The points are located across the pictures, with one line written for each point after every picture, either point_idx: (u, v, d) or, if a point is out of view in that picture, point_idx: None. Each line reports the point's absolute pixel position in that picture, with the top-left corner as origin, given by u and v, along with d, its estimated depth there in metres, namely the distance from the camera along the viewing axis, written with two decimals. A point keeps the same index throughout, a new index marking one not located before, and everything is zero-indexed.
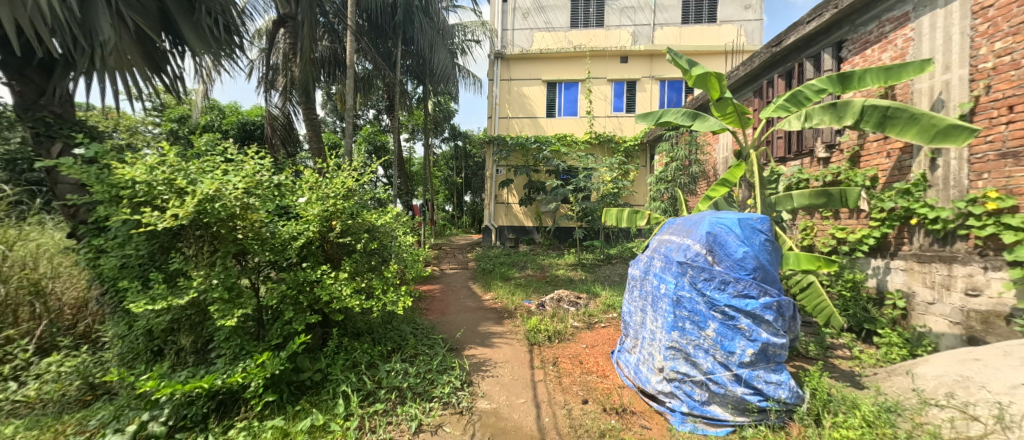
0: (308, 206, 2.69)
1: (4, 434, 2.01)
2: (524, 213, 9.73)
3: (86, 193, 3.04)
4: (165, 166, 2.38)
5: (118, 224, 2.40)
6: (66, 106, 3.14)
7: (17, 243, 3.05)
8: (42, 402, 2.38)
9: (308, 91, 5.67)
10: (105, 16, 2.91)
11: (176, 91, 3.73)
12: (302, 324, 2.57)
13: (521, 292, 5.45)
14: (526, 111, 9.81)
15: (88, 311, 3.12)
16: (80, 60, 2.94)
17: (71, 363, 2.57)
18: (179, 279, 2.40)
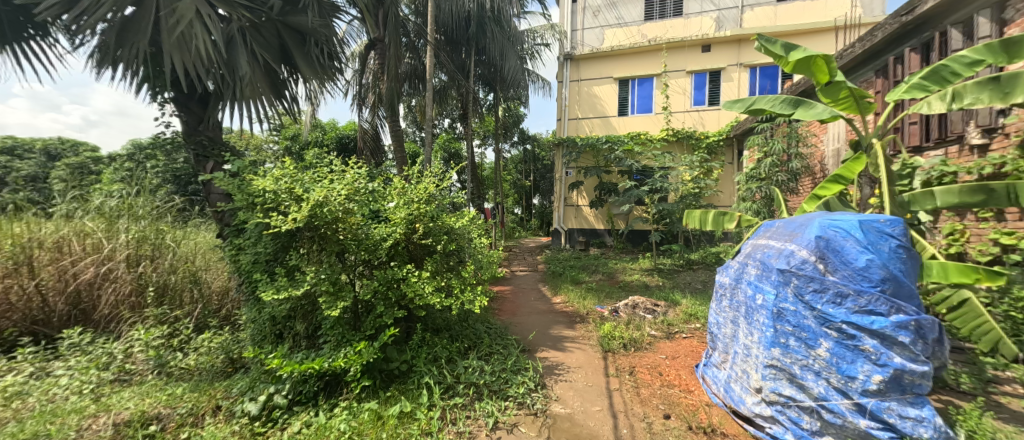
0: (396, 210, 2.92)
1: (177, 394, 2.52)
2: (595, 215, 9.45)
3: (229, 201, 3.70)
4: (286, 177, 2.79)
5: (252, 227, 2.86)
6: (218, 132, 3.86)
7: (182, 242, 3.82)
8: (200, 370, 2.94)
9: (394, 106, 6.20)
10: (244, 55, 3.54)
11: (292, 113, 4.35)
12: (391, 318, 2.81)
13: (592, 297, 5.31)
14: (597, 111, 9.54)
15: (229, 298, 3.81)
16: (226, 92, 3.59)
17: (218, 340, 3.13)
18: (296, 273, 2.79)
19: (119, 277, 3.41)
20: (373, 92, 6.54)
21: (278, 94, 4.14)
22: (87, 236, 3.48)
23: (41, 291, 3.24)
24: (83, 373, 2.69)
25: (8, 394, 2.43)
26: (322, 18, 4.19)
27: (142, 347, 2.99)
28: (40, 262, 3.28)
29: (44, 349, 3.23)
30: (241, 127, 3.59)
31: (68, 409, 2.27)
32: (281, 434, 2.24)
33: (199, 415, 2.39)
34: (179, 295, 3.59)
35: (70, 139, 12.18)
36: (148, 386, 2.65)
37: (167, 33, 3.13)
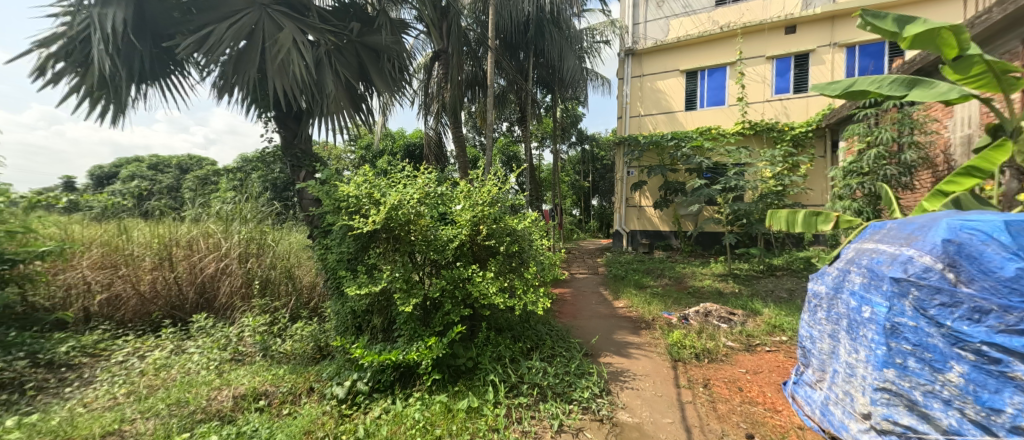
0: (461, 213, 3.03)
1: (279, 375, 2.87)
2: (660, 216, 8.95)
3: (317, 206, 4.13)
4: (366, 183, 3.06)
5: (338, 228, 3.16)
6: (310, 145, 4.34)
7: (281, 241, 4.35)
8: (294, 355, 3.31)
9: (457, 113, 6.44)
10: (330, 74, 3.94)
11: (368, 124, 4.72)
12: (458, 316, 2.92)
13: (658, 302, 5.04)
14: (662, 107, 9.04)
15: (317, 292, 4.25)
16: (315, 108, 4.01)
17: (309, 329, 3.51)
18: (374, 270, 3.03)
19: (232, 272, 4.00)
20: (437, 99, 6.81)
21: (358, 108, 4.55)
22: (210, 236, 4.13)
23: (178, 281, 3.91)
24: (208, 351, 3.18)
25: (157, 365, 2.95)
26: (393, 35, 4.56)
27: (250, 332, 3.46)
28: (178, 257, 3.98)
29: (179, 329, 3.86)
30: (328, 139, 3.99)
31: (199, 382, 2.70)
32: (364, 417, 2.44)
33: (296, 394, 2.69)
34: (276, 288, 4.11)
35: (196, 156, 14.55)
36: (257, 366, 3.06)
37: (271, 60, 3.61)
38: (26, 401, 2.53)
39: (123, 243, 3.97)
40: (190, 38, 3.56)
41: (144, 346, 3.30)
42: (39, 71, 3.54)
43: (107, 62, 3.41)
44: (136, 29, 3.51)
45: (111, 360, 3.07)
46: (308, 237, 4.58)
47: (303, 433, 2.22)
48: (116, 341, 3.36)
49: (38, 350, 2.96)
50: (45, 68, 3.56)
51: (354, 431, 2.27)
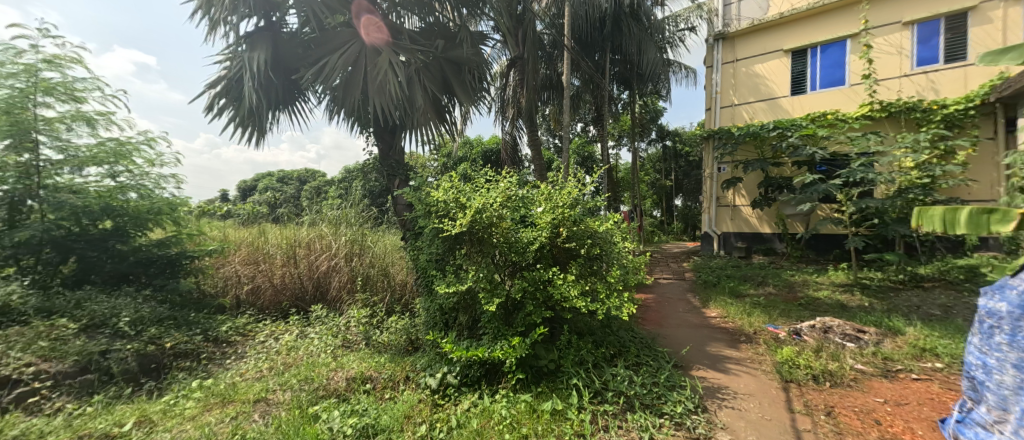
0: (542, 215, 3.05)
1: (380, 363, 3.19)
2: (761, 216, 7.97)
3: (408, 210, 4.50)
4: (453, 189, 3.25)
5: (428, 231, 3.39)
6: (403, 155, 4.76)
7: (379, 243, 4.84)
8: (391, 346, 3.65)
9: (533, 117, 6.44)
10: (419, 90, 4.29)
11: (453, 133, 5.01)
12: (540, 317, 2.93)
13: (760, 313, 4.50)
14: (762, 93, 8.01)
15: (408, 289, 4.63)
16: (406, 121, 4.39)
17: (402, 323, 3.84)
18: (460, 271, 3.19)
19: (340, 269, 4.57)
20: (513, 103, 6.87)
21: (443, 119, 4.87)
22: (323, 238, 4.76)
23: (299, 276, 4.58)
24: (324, 337, 3.66)
25: (287, 347, 3.49)
26: (473, 47, 4.84)
27: (356, 323, 3.91)
28: (300, 255, 4.66)
29: (301, 318, 4.52)
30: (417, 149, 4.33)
31: (320, 363, 3.13)
32: (455, 408, 2.58)
33: (395, 381, 2.96)
34: (375, 284, 4.58)
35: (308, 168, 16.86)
36: (363, 353, 3.44)
37: (371, 82, 4.04)
38: (200, 367, 3.18)
39: (261, 243, 4.78)
40: (310, 70, 4.18)
41: (277, 330, 3.92)
42: (208, 107, 4.45)
43: (254, 96, 4.15)
44: (273, 67, 4.22)
45: (255, 340, 3.69)
46: (401, 239, 5.02)
47: (404, 416, 2.43)
48: (257, 325, 4.04)
49: (207, 329, 3.70)
50: (213, 106, 4.46)
51: (446, 420, 2.41)
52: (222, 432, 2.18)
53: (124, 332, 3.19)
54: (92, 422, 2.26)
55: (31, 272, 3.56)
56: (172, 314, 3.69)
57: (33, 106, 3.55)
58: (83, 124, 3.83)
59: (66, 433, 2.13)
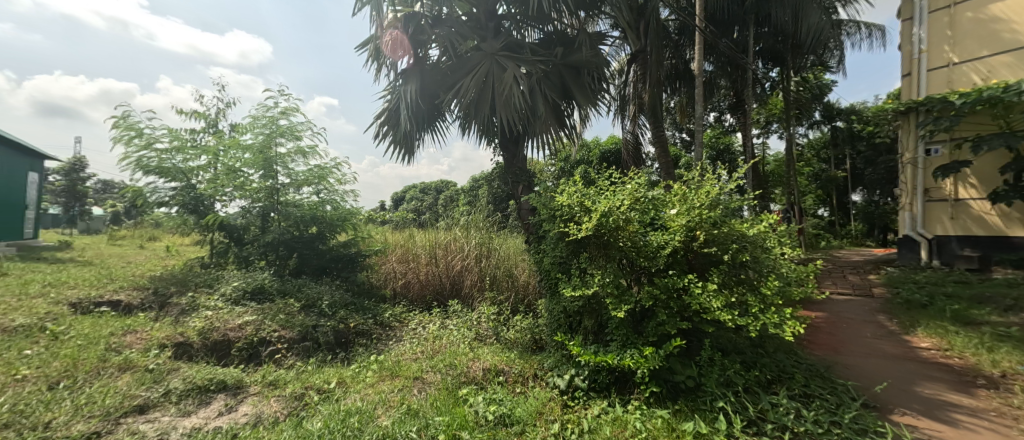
0: (675, 217, 2.82)
1: (510, 358, 3.42)
2: (1002, 216, 5.85)
3: (532, 215, 4.65)
4: (578, 193, 3.27)
5: (552, 235, 3.48)
6: (526, 163, 4.98)
7: (509, 247, 5.19)
8: (518, 342, 3.88)
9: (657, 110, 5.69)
10: (541, 98, 4.47)
11: (573, 137, 5.04)
12: (675, 328, 2.69)
13: (1010, 349, 3.28)
14: (1005, 42, 5.82)
15: (532, 291, 4.83)
16: (529, 129, 4.62)
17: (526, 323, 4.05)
18: (586, 274, 3.18)
19: (471, 268, 5.07)
20: (634, 98, 6.31)
21: (563, 124, 4.93)
22: (457, 240, 5.36)
23: (440, 275, 5.23)
24: (461, 330, 4.10)
25: (433, 335, 4.01)
26: (592, 49, 4.83)
27: (488, 319, 4.28)
28: (439, 256, 5.31)
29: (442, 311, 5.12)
30: (539, 155, 4.50)
31: (461, 352, 3.53)
32: (585, 412, 2.60)
33: (525, 376, 3.14)
34: (501, 284, 4.92)
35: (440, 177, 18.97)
36: (495, 347, 3.75)
37: (499, 97, 4.39)
38: (373, 344, 3.90)
39: (413, 246, 5.61)
40: (448, 93, 4.75)
41: (425, 319, 4.54)
42: (375, 135, 5.44)
43: (406, 121, 4.91)
44: (421, 95, 4.94)
45: (409, 327, 4.34)
46: (524, 242, 5.29)
47: (536, 412, 2.55)
48: (409, 314, 4.74)
49: (375, 314, 4.50)
50: (378, 133, 5.45)
51: (577, 423, 2.45)
52: (393, 401, 2.64)
53: (325, 311, 4.18)
54: (311, 378, 3.00)
55: (274, 264, 5.06)
56: (353, 301, 4.64)
57: (273, 146, 4.95)
58: (300, 156, 5.11)
59: (297, 383, 2.87)
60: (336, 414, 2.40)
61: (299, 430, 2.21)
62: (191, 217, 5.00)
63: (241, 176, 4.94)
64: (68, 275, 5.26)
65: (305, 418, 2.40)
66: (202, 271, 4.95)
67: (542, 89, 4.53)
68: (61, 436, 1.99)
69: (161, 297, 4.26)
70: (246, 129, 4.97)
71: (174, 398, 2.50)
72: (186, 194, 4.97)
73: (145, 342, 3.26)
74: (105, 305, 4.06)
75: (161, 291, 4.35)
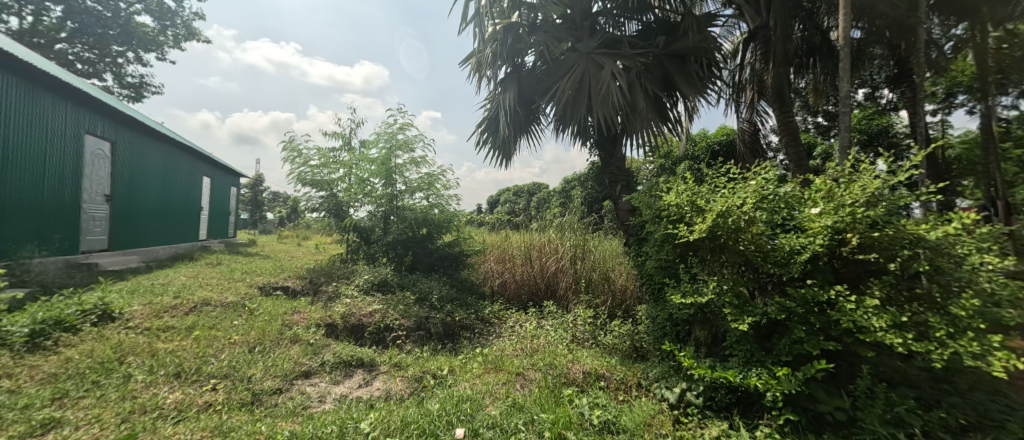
0: (816, 217, 2.39)
1: (612, 364, 3.30)
2: None
3: (632, 216, 4.40)
4: (689, 192, 2.98)
5: (657, 237, 3.25)
6: (624, 162, 4.74)
7: (607, 250, 5.03)
8: (616, 348, 3.74)
9: (783, 93, 4.82)
10: (641, 92, 4.25)
11: (677, 132, 4.65)
12: (818, 348, 2.28)
13: None
14: None
15: (630, 296, 4.61)
16: (628, 126, 4.41)
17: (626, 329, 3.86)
18: (699, 280, 2.90)
19: (566, 270, 5.06)
20: (751, 81, 5.48)
21: (665, 118, 4.58)
22: (551, 242, 5.40)
23: (536, 275, 5.31)
24: (558, 330, 4.12)
25: (530, 334, 4.09)
26: (700, 33, 4.40)
27: (585, 322, 4.21)
28: (535, 257, 5.40)
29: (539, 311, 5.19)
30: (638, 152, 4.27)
31: (560, 353, 3.53)
32: (700, 431, 2.38)
33: (628, 385, 2.99)
34: (597, 287, 4.78)
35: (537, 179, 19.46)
36: (594, 350, 3.67)
37: (595, 96, 4.31)
38: (476, 338, 4.15)
39: (510, 247, 5.80)
40: (545, 96, 4.81)
41: (522, 318, 4.66)
42: (477, 142, 5.77)
43: (505, 128, 5.11)
44: (519, 101, 5.08)
45: (507, 324, 4.50)
46: (623, 245, 5.06)
47: (644, 424, 2.42)
48: (507, 311, 4.91)
49: (477, 310, 4.78)
50: (480, 140, 5.77)
51: None
52: (499, 393, 2.77)
53: (434, 304, 4.59)
54: (427, 363, 3.32)
55: (393, 261, 5.73)
56: (458, 297, 5.00)
57: (393, 159, 5.64)
58: (414, 166, 5.70)
59: (417, 367, 3.21)
60: (450, 399, 2.61)
61: (421, 409, 2.47)
62: (333, 219, 5.96)
63: (368, 185, 5.72)
64: (254, 265, 6.74)
65: (425, 398, 2.68)
66: (342, 265, 5.87)
67: (642, 83, 4.30)
68: (259, 389, 2.62)
69: (314, 286, 5.17)
70: (372, 143, 5.73)
71: (328, 369, 3.02)
72: (330, 202, 5.92)
73: (307, 320, 3.97)
74: (279, 289, 5.09)
75: (313, 281, 5.28)
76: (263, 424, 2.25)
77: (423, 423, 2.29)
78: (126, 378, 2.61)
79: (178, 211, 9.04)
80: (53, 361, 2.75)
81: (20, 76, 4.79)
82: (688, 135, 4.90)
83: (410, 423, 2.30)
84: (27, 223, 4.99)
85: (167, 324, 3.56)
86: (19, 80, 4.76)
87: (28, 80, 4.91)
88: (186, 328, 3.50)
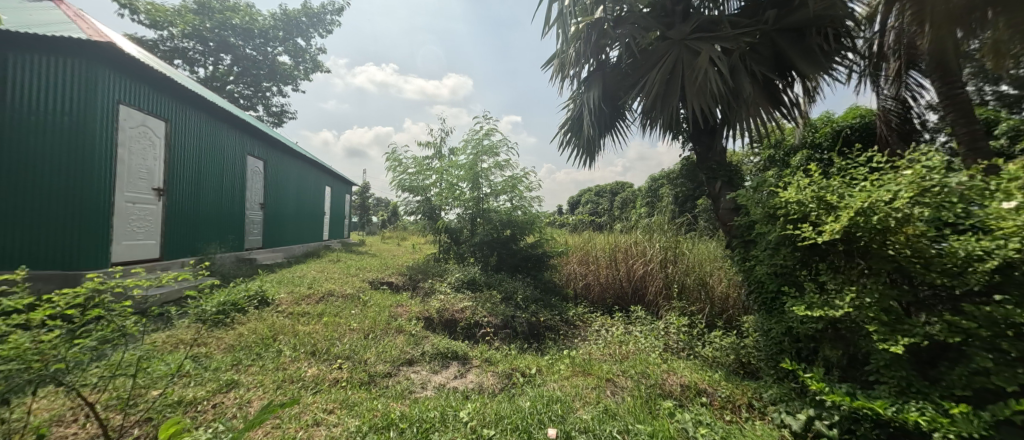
0: (1009, 214, 1.85)
1: (716, 379, 2.98)
2: None
3: (737, 215, 3.92)
4: (815, 185, 2.54)
5: (771, 239, 2.84)
6: (725, 155, 4.26)
7: (705, 253, 4.59)
8: (718, 362, 3.38)
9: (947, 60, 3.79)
10: (746, 76, 3.79)
11: (792, 118, 4.04)
12: (1014, 383, 1.77)
13: None
14: None
15: (732, 305, 4.14)
16: (731, 116, 3.96)
17: (730, 342, 3.47)
18: (830, 291, 2.46)
19: (655, 274, 4.74)
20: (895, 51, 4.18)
21: (777, 103, 4.03)
22: (639, 244, 5.10)
23: (622, 279, 5.05)
24: (649, 337, 3.87)
25: (618, 340, 3.91)
26: None
27: (679, 330, 3.88)
28: (620, 259, 5.14)
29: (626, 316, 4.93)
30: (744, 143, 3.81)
31: (653, 362, 3.30)
32: None
33: (736, 405, 2.66)
34: (692, 294, 4.39)
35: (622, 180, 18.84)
36: (693, 363, 3.35)
37: (691, 85, 3.96)
38: (561, 340, 4.11)
39: (592, 248, 5.62)
40: (633, 90, 4.57)
41: (607, 322, 4.47)
42: (561, 143, 5.71)
43: (590, 126, 4.97)
44: (605, 98, 4.90)
45: (592, 328, 4.37)
46: (722, 248, 4.56)
47: None
48: (592, 315, 4.76)
49: (562, 312, 4.73)
50: (563, 141, 5.70)
51: None
52: (590, 397, 2.70)
53: (520, 304, 4.68)
54: (516, 361, 3.38)
55: (481, 261, 5.99)
56: (542, 298, 5.00)
57: (479, 163, 5.89)
58: (498, 169, 5.88)
59: (506, 363, 3.29)
60: (541, 397, 2.63)
61: (513, 405, 2.52)
62: (427, 222, 6.44)
63: (457, 189, 6.05)
64: (363, 263, 7.61)
65: (515, 395, 2.73)
66: (435, 264, 6.31)
67: (748, 67, 3.83)
68: (373, 371, 2.94)
69: (412, 282, 5.64)
70: (460, 149, 6.06)
71: (427, 358, 3.27)
72: (425, 205, 6.39)
73: (408, 313, 4.32)
74: (385, 284, 5.66)
75: (411, 278, 5.76)
76: (378, 402, 2.51)
77: (516, 419, 2.34)
78: (278, 352, 3.14)
79: (309, 216, 10.64)
80: (230, 334, 3.43)
81: (208, 113, 6.08)
82: (807, 121, 4.25)
83: (504, 418, 2.36)
84: (213, 228, 6.32)
85: (304, 310, 4.20)
86: (207, 116, 6.05)
87: (213, 116, 6.21)
88: (316, 314, 4.09)
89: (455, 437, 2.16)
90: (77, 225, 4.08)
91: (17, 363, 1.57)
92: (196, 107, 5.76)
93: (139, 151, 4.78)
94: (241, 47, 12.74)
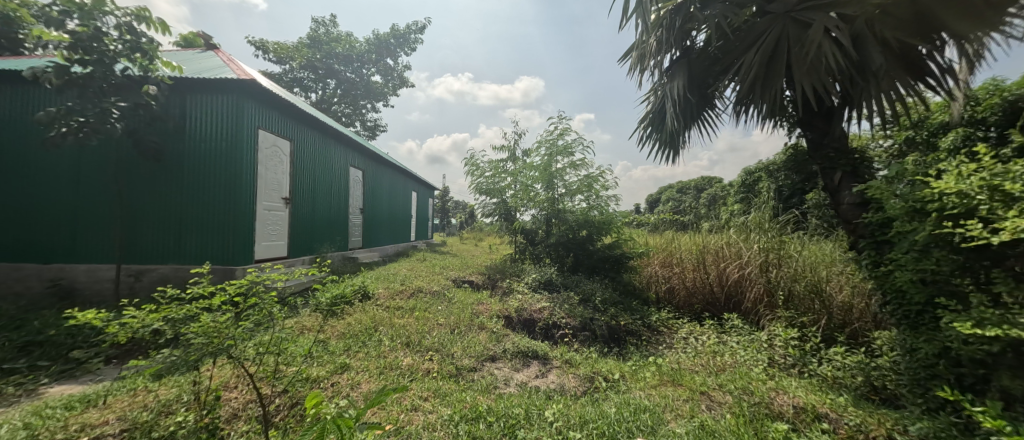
0: None
1: (840, 402, 2.56)
2: None
3: (863, 211, 3.32)
4: (985, 173, 2.03)
5: (914, 239, 2.34)
6: (846, 142, 3.64)
7: (819, 254, 3.98)
8: (841, 383, 2.90)
9: None
10: (875, 46, 3.19)
11: (942, 90, 3.31)
12: None
13: None
14: None
15: (857, 316, 3.53)
16: (856, 94, 3.36)
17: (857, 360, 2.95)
18: (1010, 304, 1.96)
19: (753, 279, 4.24)
20: None
21: (919, 73, 3.33)
22: (732, 245, 4.62)
23: (712, 284, 4.62)
24: (748, 350, 3.47)
25: (711, 350, 3.57)
26: None
27: (784, 343, 3.42)
28: (710, 262, 4.70)
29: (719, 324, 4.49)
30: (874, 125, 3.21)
31: (755, 378, 2.95)
32: None
33: (870, 436, 2.24)
34: (802, 302, 3.84)
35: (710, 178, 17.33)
36: (807, 382, 2.92)
37: (800, 64, 3.45)
38: (644, 346, 3.92)
39: (676, 249, 5.22)
40: (726, 76, 4.13)
41: (696, 330, 4.08)
42: (641, 139, 5.40)
43: (675, 119, 4.62)
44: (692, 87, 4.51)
45: (679, 335, 4.06)
46: (841, 249, 3.92)
47: None
48: (679, 321, 4.42)
49: (644, 316, 4.49)
50: (644, 137, 5.38)
51: None
52: (682, 410, 2.51)
53: (599, 306, 4.57)
54: (597, 364, 3.29)
55: (559, 262, 5.95)
56: (622, 301, 4.79)
57: (553, 164, 5.88)
58: (573, 169, 5.80)
59: (588, 366, 3.22)
60: (626, 405, 2.52)
61: (598, 409, 2.45)
62: (504, 223, 6.57)
63: (532, 191, 6.10)
64: (448, 262, 8.09)
65: (599, 399, 2.66)
66: (513, 264, 6.44)
67: (877, 34, 3.23)
68: (460, 364, 3.10)
69: (492, 280, 5.85)
70: (535, 150, 6.09)
71: (508, 355, 3.35)
72: (501, 207, 6.52)
73: (489, 311, 4.46)
74: (467, 282, 5.94)
75: (491, 277, 5.96)
76: (467, 392, 2.66)
77: (603, 424, 2.27)
78: (379, 341, 3.48)
79: (399, 218, 11.63)
80: (341, 323, 3.91)
81: (320, 131, 7.00)
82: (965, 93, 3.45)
83: (589, 422, 2.31)
84: (325, 230, 7.25)
85: (398, 304, 4.60)
86: (319, 134, 6.96)
87: (324, 133, 7.15)
88: (408, 309, 4.45)
89: (541, 435, 2.17)
90: (232, 230, 4.99)
91: (203, 338, 1.98)
92: (311, 126, 6.67)
93: (273, 166, 5.69)
94: (343, 72, 14.38)
